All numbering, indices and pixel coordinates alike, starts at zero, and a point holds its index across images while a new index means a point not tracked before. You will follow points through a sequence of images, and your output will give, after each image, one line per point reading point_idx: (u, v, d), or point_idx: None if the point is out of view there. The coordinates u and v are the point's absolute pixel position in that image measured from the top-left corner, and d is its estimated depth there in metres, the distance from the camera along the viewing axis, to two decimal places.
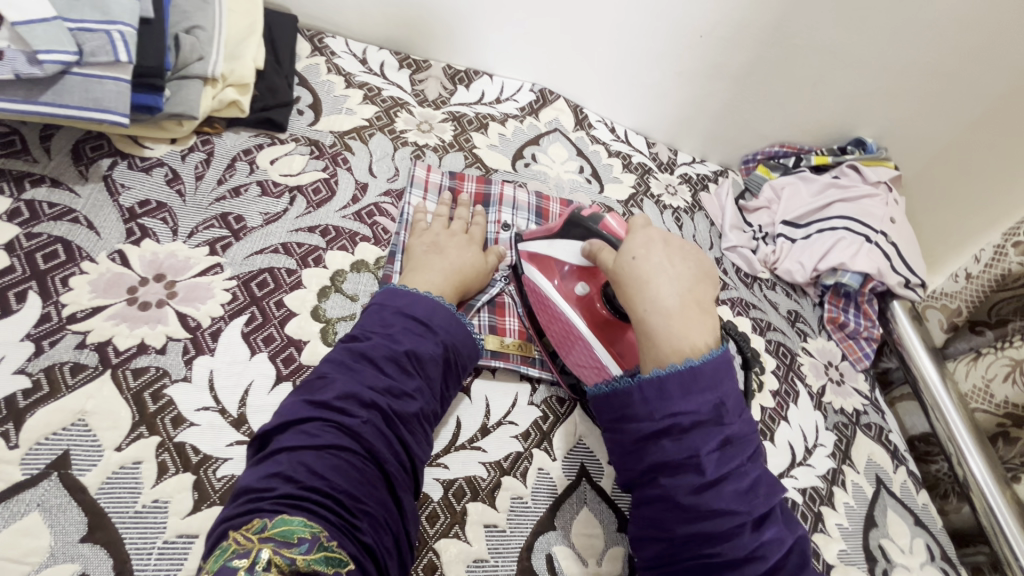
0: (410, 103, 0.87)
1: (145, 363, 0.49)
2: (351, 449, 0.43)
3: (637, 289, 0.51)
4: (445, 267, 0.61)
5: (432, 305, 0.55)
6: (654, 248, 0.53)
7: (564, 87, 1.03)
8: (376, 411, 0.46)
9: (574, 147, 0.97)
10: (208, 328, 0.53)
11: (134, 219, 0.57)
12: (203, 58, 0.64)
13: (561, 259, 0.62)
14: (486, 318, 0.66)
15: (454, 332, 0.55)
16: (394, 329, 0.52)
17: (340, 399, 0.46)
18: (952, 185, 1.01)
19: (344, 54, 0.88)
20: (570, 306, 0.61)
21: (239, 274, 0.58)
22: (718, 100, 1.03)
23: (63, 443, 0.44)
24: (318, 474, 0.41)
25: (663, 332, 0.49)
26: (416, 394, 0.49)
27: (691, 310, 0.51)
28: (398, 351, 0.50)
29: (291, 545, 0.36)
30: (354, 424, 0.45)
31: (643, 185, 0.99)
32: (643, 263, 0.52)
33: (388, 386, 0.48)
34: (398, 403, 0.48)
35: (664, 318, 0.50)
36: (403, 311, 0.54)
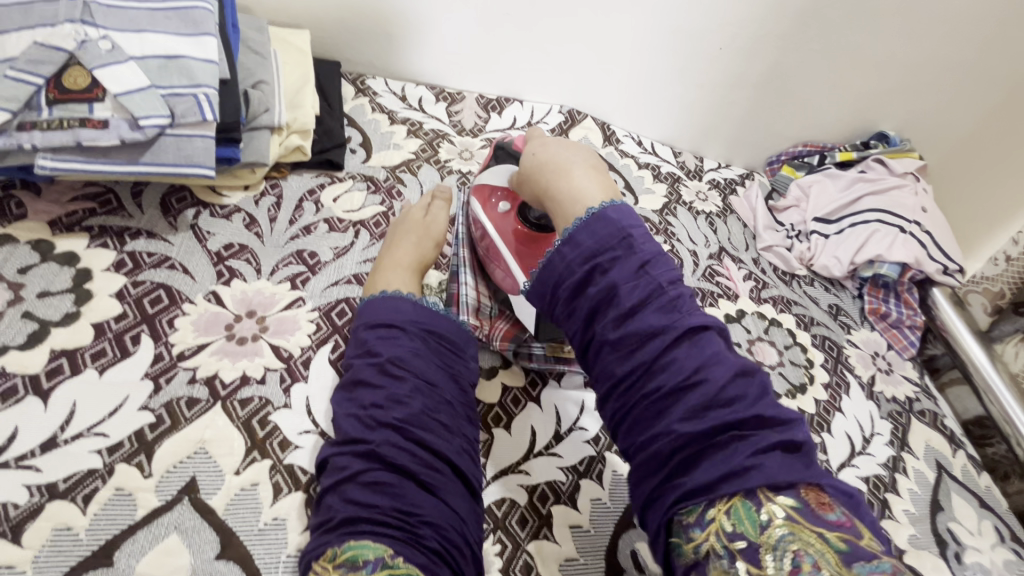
0: (450, 133, 0.92)
1: (249, 394, 0.53)
2: (382, 471, 0.44)
3: (562, 181, 0.56)
4: (406, 262, 0.64)
5: (399, 304, 0.55)
6: (550, 145, 0.60)
7: (590, 106, 1.07)
8: (388, 429, 0.46)
9: (605, 163, 1.01)
10: (299, 358, 0.58)
11: (222, 262, 0.62)
12: (269, 109, 0.69)
13: (492, 184, 0.69)
14: None
15: (430, 319, 0.55)
16: (367, 343, 0.52)
17: (354, 430, 0.47)
18: (982, 171, 1.06)
19: (385, 93, 0.93)
20: (493, 224, 0.67)
21: (320, 306, 0.62)
22: (740, 107, 1.06)
23: (189, 470, 0.48)
24: (361, 501, 0.43)
25: (572, 196, 0.54)
26: (412, 396, 0.49)
27: (601, 182, 0.56)
28: (379, 362, 0.50)
29: (358, 569, 0.39)
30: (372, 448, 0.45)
31: (674, 193, 1.01)
32: (547, 157, 0.59)
33: (382, 398, 0.48)
34: (398, 411, 0.47)
35: (572, 185, 0.55)
36: (374, 322, 0.54)
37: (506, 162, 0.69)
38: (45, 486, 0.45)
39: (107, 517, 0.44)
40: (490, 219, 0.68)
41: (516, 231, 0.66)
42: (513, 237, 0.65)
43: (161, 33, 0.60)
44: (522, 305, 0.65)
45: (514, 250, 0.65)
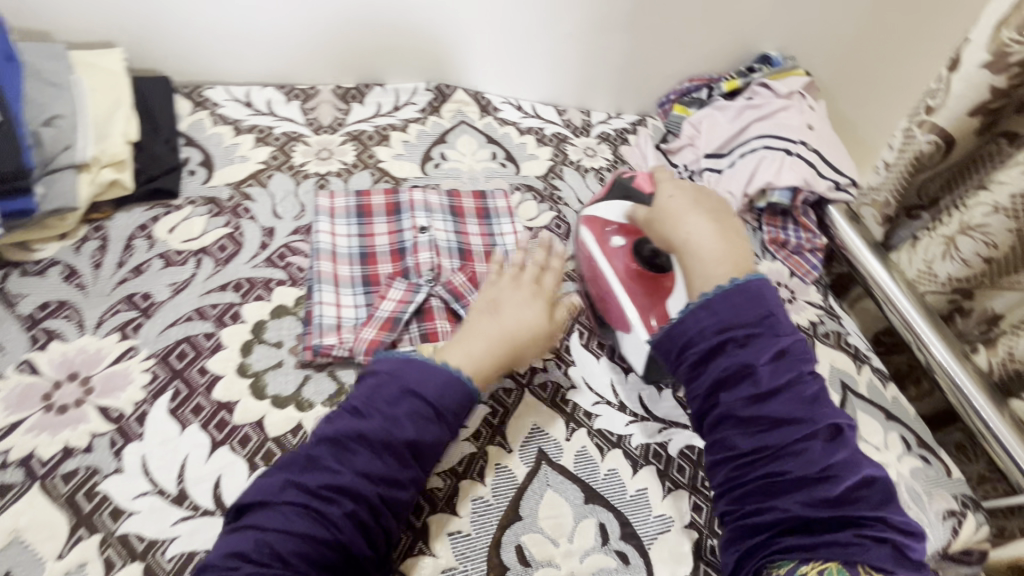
0: (306, 134, 0.86)
1: (73, 466, 0.49)
2: (320, 535, 0.43)
3: (668, 229, 0.59)
4: (492, 333, 0.55)
5: (445, 383, 0.50)
6: (683, 195, 0.60)
7: (461, 78, 1.01)
8: (362, 501, 0.45)
9: (483, 135, 0.95)
10: (132, 415, 0.53)
11: (37, 325, 0.57)
12: (70, 146, 0.64)
13: (607, 218, 0.70)
14: (416, 329, 0.64)
15: (463, 414, 0.51)
16: (398, 415, 0.48)
17: (328, 488, 0.45)
18: (869, 76, 1.05)
19: (227, 102, 0.86)
20: (614, 262, 0.67)
21: (156, 351, 0.58)
22: (617, 51, 1.01)
23: (5, 564, 0.44)
24: (281, 556, 0.42)
25: (710, 255, 0.55)
26: (410, 484, 0.48)
27: (732, 237, 0.57)
28: (399, 443, 0.47)
29: None
30: (335, 514, 0.44)
31: (560, 154, 0.97)
32: (676, 200, 0.60)
33: (381, 474, 0.46)
34: (389, 491, 0.47)
35: (694, 232, 0.57)
36: (411, 391, 0.49)
37: (618, 198, 0.71)
38: None
39: None
40: (604, 253, 0.68)
41: (628, 267, 0.66)
42: (626, 275, 0.66)
43: None
44: (635, 352, 0.65)
45: (629, 288, 0.65)
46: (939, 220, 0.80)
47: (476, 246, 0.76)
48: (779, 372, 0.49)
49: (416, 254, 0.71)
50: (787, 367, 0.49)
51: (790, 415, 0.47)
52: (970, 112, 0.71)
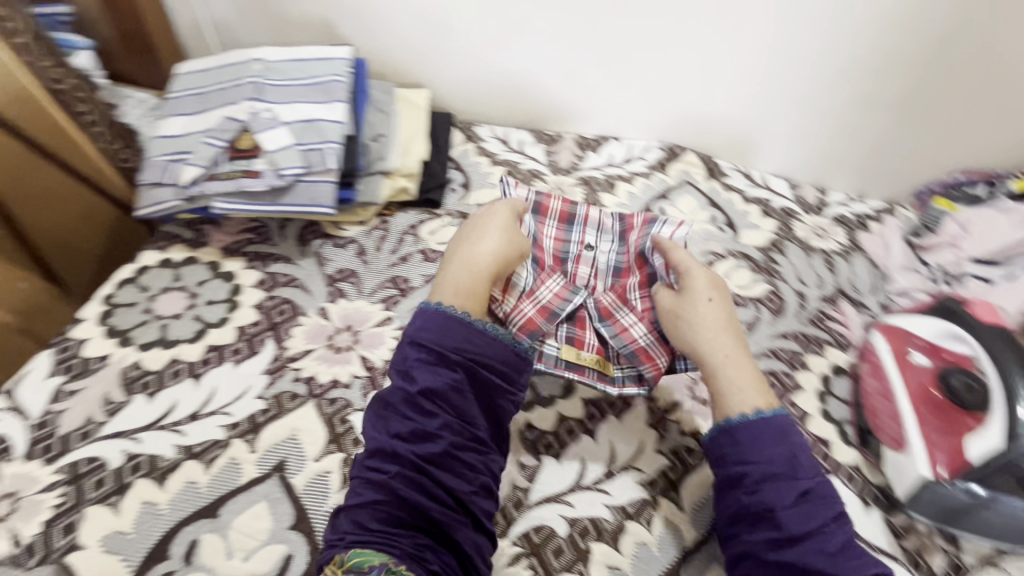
0: (545, 173, 0.98)
1: (337, 395, 0.63)
2: (387, 500, 0.49)
3: (689, 332, 0.60)
4: (471, 266, 0.61)
5: (442, 325, 0.56)
6: (718, 301, 0.61)
7: (694, 141, 1.04)
8: (404, 462, 0.51)
9: (705, 197, 0.97)
10: (380, 369, 0.66)
11: (334, 283, 0.75)
12: (383, 158, 0.83)
13: (911, 332, 0.69)
14: (565, 330, 0.66)
15: (479, 346, 0.56)
16: (410, 365, 0.55)
17: (372, 458, 0.52)
18: None
19: (489, 137, 1.03)
20: (904, 379, 0.66)
21: (404, 324, 0.71)
22: (875, 133, 0.94)
23: (282, 452, 0.58)
24: (365, 526, 0.48)
25: (725, 388, 0.57)
26: (439, 433, 0.52)
27: (743, 361, 0.59)
28: (412, 393, 0.53)
29: (362, 573, 0.45)
30: (384, 479, 0.50)
31: (785, 229, 0.93)
32: (713, 306, 0.60)
33: (410, 430, 0.52)
34: (421, 446, 0.52)
35: (717, 348, 0.59)
36: (414, 342, 0.56)
37: (944, 320, 0.66)
38: (185, 447, 0.58)
39: (222, 479, 0.56)
40: (899, 365, 0.67)
41: (925, 389, 0.64)
42: (919, 396, 0.64)
43: (308, 103, 0.77)
44: (902, 473, 0.61)
45: (917, 409, 0.63)
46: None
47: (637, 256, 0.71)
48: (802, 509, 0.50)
49: (577, 263, 0.71)
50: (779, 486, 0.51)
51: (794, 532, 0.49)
52: None
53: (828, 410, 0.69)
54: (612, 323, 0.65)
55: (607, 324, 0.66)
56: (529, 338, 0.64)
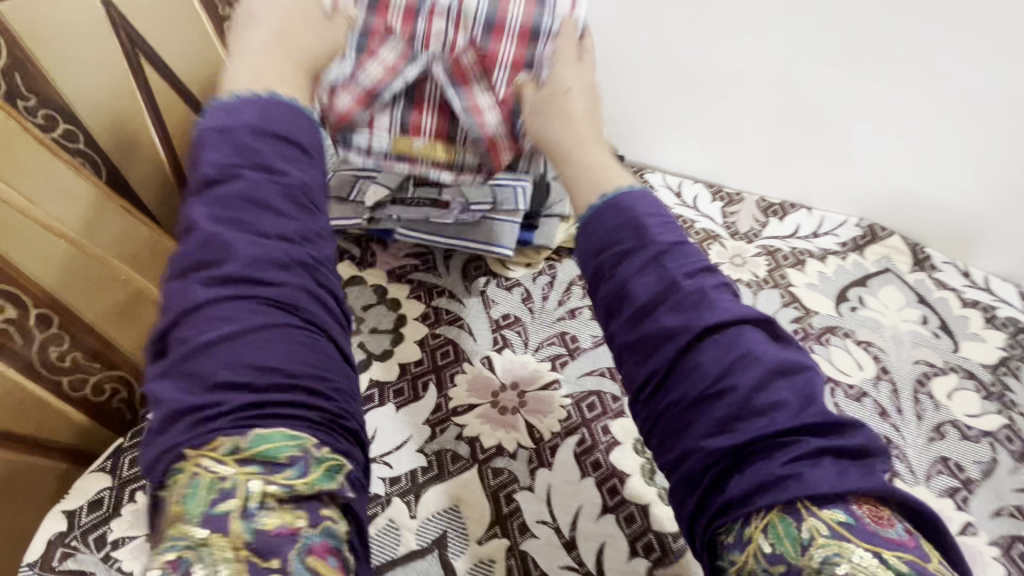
0: (722, 235, 0.88)
1: (501, 465, 0.57)
2: (308, 382, 0.39)
3: (582, 146, 0.56)
4: (289, 43, 0.51)
5: (299, 167, 0.45)
6: (571, 96, 0.57)
7: (899, 224, 0.90)
8: (309, 324, 0.42)
9: (913, 292, 0.83)
10: (548, 443, 0.59)
11: (498, 330, 0.69)
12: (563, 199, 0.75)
13: None
14: (398, 111, 0.61)
15: (304, 174, 0.45)
16: (264, 198, 0.42)
17: (221, 303, 0.39)
18: None
19: (661, 187, 0.95)
20: None
21: (573, 393, 0.63)
22: None
23: (442, 524, 0.53)
24: (273, 389, 0.38)
25: (586, 167, 0.55)
26: (303, 287, 0.42)
27: (592, 145, 0.56)
28: (287, 233, 0.42)
29: (279, 467, 0.37)
30: (291, 337, 0.40)
31: (1018, 347, 0.78)
32: (589, 111, 0.58)
33: (279, 262, 0.41)
34: (291, 303, 0.41)
35: (593, 154, 0.55)
36: (242, 142, 0.43)
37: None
38: None
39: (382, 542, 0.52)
40: None
41: None
42: None
43: None
44: None
45: None
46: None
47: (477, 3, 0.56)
48: (772, 387, 0.40)
49: (430, 19, 0.56)
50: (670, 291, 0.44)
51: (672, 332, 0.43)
52: None
53: None
54: (465, 92, 0.58)
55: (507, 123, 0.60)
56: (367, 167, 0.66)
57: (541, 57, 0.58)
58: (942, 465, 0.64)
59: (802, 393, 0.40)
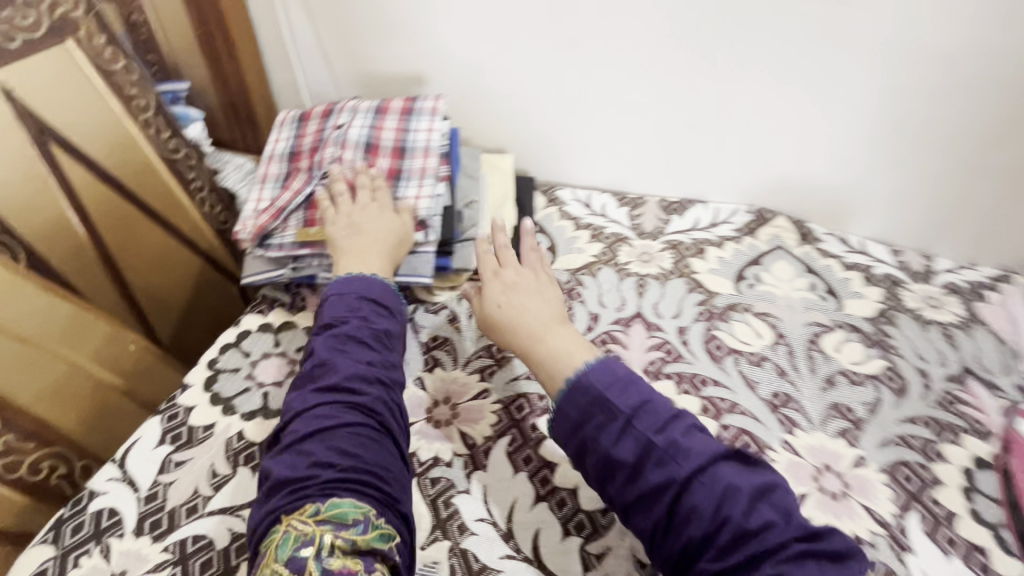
0: (630, 237, 0.96)
1: (438, 474, 0.61)
2: (364, 423, 0.53)
3: (536, 336, 0.64)
4: (371, 242, 0.70)
5: (384, 291, 0.66)
6: (511, 292, 0.69)
7: (783, 205, 1.00)
8: (378, 387, 0.57)
9: (802, 264, 0.92)
10: (481, 446, 0.64)
11: (429, 351, 0.74)
12: (475, 224, 0.84)
13: None
14: (299, 215, 0.77)
15: (382, 291, 0.65)
16: (362, 311, 0.62)
17: (347, 381, 0.56)
18: None
19: (571, 201, 1.03)
20: None
21: (503, 399, 0.68)
22: (981, 202, 0.89)
23: None
24: (347, 453, 0.51)
25: (553, 353, 0.61)
26: (397, 368, 0.60)
27: (556, 329, 0.64)
28: (376, 330, 0.61)
29: (347, 526, 0.46)
30: (365, 401, 0.54)
31: (894, 298, 0.87)
32: (524, 301, 0.68)
33: (374, 359, 0.59)
34: (387, 373, 0.59)
35: (551, 343, 0.62)
36: (362, 295, 0.64)
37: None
38: None
39: None
40: None
41: None
42: None
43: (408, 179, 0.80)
44: None
45: None
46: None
47: (386, 141, 0.83)
48: (758, 510, 0.46)
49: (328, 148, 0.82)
50: (640, 440, 0.51)
51: (659, 483, 0.49)
52: None
53: (977, 511, 0.62)
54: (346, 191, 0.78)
55: (401, 194, 0.78)
56: (258, 244, 0.77)
57: (405, 167, 0.81)
58: (835, 411, 0.71)
59: (779, 509, 0.46)
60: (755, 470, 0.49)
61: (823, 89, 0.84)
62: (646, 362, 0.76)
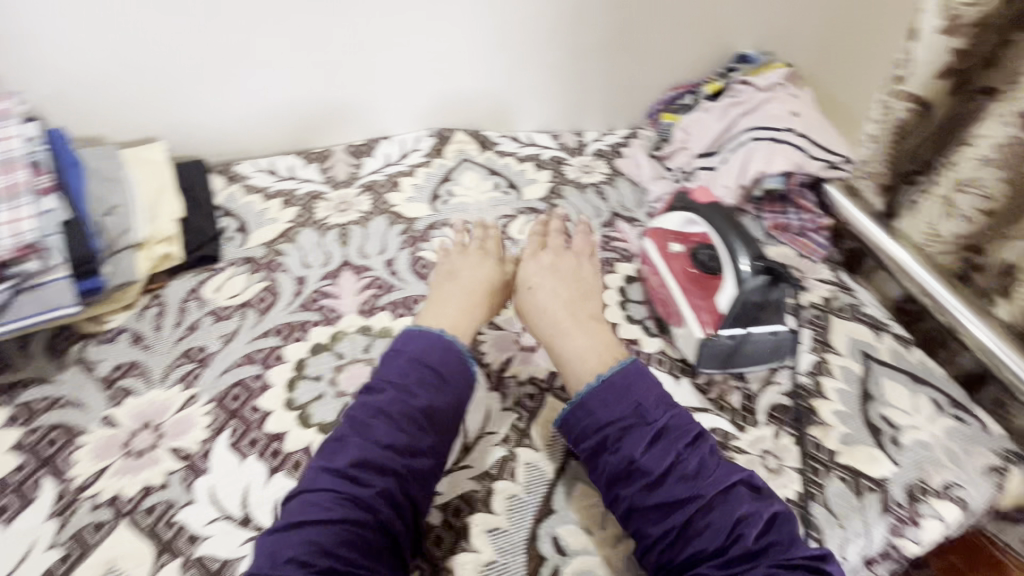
0: (326, 191, 0.95)
1: (151, 502, 0.56)
2: (359, 519, 0.48)
3: (541, 322, 0.68)
4: None
5: (445, 353, 0.59)
6: (543, 277, 0.72)
7: (459, 121, 1.10)
8: (390, 476, 0.51)
9: (486, 169, 1.03)
10: (199, 453, 0.60)
11: (113, 384, 0.66)
12: (127, 230, 0.74)
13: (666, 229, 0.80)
14: None
15: (459, 377, 0.59)
16: (411, 382, 0.56)
17: (352, 467, 0.51)
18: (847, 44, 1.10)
19: (254, 173, 0.96)
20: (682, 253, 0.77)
21: (215, 396, 0.65)
22: (595, 76, 1.09)
23: None
24: (326, 551, 0.46)
25: (574, 353, 0.64)
26: (429, 452, 0.54)
27: (585, 322, 0.67)
28: (415, 408, 0.55)
29: None
30: (365, 496, 0.49)
31: (558, 175, 1.03)
32: (537, 288, 0.70)
33: (403, 446, 0.53)
34: (413, 462, 0.53)
35: (575, 343, 0.64)
36: (415, 358, 0.58)
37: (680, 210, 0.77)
38: None
39: None
40: (665, 258, 0.78)
41: (686, 271, 0.75)
42: (684, 277, 0.75)
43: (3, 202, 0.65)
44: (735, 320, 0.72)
45: (685, 290, 0.73)
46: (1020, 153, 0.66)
47: None
48: (769, 530, 0.49)
49: None
50: (665, 446, 0.54)
51: (681, 496, 0.51)
52: (937, 73, 0.70)
53: (631, 314, 0.80)
54: None
55: None
56: None
57: None
58: None
59: (787, 541, 0.49)
60: (766, 500, 0.52)
61: (433, 1, 0.91)
62: (359, 302, 0.77)
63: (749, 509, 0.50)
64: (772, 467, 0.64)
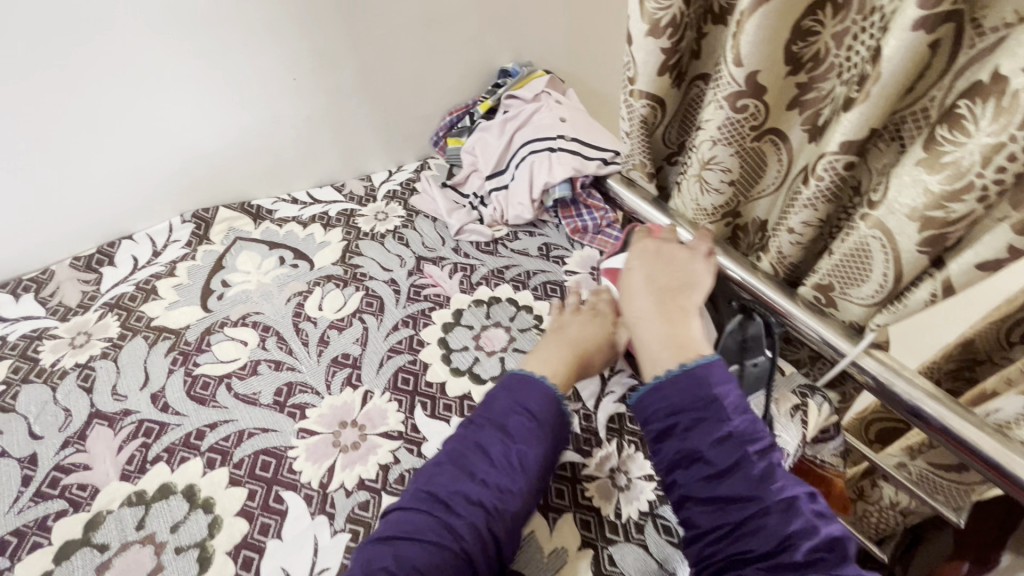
0: (51, 326, 0.76)
1: None
2: (449, 547, 0.49)
3: (635, 322, 0.63)
4: None
5: (542, 398, 0.59)
6: (636, 265, 0.67)
7: (221, 196, 0.96)
8: (480, 511, 0.52)
9: (265, 244, 0.89)
10: None
11: None
12: None
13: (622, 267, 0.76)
14: None
15: (540, 403, 0.59)
16: (509, 423, 0.57)
17: (450, 496, 0.52)
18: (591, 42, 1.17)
19: None
20: None
21: None
22: (365, 117, 1.01)
23: None
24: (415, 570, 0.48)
25: (647, 342, 0.60)
26: (518, 492, 0.54)
27: (677, 315, 0.61)
28: (510, 451, 0.55)
29: None
30: (455, 521, 0.51)
31: (353, 230, 0.94)
32: (649, 272, 0.65)
33: (485, 490, 0.53)
34: (500, 503, 0.53)
35: (647, 330, 0.61)
36: (518, 406, 0.58)
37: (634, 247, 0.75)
38: None
39: None
40: None
41: None
42: None
43: None
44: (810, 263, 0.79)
45: None
46: (739, 130, 0.72)
47: None
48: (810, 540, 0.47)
49: None
50: (734, 446, 0.51)
51: (743, 495, 0.49)
52: (658, 73, 0.75)
53: (456, 366, 0.74)
54: None
55: None
56: None
57: None
58: (337, 365, 0.73)
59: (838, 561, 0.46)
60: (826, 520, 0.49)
61: (131, 74, 0.77)
62: (122, 464, 0.62)
63: (799, 528, 0.47)
64: (623, 484, 0.63)
